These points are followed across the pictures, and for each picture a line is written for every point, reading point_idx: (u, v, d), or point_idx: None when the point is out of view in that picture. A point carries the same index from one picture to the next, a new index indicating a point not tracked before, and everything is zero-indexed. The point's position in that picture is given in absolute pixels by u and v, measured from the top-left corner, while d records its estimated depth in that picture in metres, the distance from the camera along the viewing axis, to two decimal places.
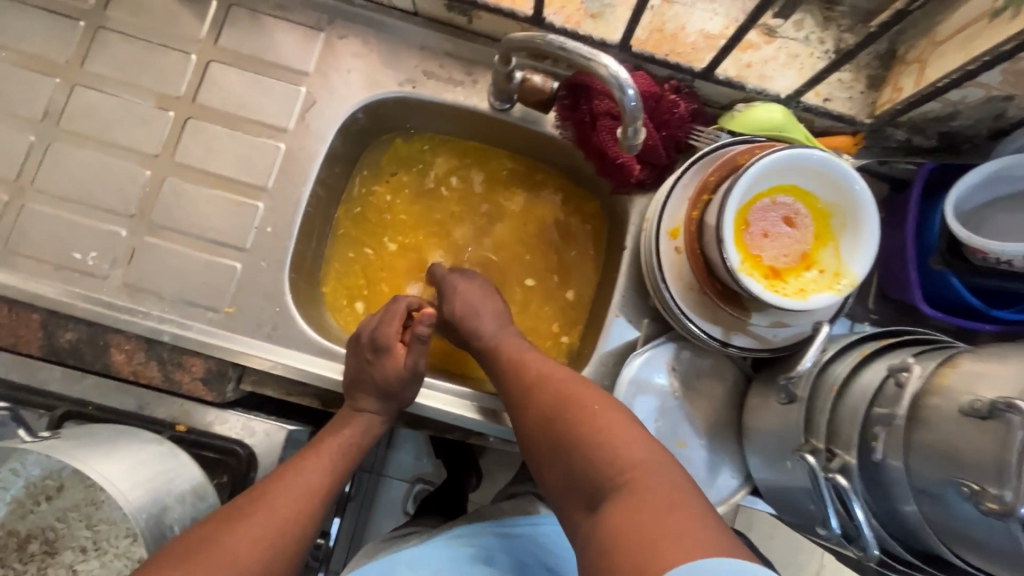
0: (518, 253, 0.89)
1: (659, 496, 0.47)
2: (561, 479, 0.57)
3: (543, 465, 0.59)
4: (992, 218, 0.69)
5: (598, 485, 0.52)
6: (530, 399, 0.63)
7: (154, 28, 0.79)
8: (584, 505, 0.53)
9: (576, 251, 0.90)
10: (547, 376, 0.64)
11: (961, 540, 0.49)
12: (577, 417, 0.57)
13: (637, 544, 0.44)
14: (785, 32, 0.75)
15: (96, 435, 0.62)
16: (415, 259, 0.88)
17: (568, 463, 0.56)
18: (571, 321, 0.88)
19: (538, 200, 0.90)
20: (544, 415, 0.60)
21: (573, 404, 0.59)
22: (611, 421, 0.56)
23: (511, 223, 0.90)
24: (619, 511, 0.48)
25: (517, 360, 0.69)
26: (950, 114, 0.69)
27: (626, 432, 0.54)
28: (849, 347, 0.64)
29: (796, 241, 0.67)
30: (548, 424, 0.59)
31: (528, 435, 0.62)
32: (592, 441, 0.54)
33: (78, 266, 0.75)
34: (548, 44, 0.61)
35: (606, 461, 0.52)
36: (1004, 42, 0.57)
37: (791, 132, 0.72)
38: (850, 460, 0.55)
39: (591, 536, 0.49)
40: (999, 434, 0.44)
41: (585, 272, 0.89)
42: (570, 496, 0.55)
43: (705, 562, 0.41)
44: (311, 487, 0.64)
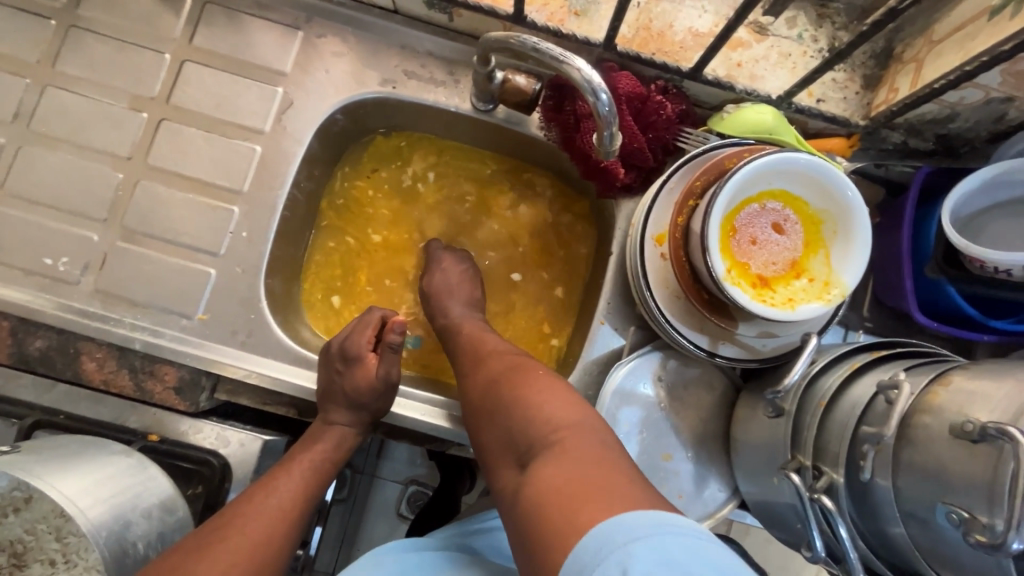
0: (505, 256, 0.87)
1: (586, 454, 0.47)
2: (497, 439, 0.56)
3: (482, 427, 0.59)
4: (990, 225, 0.66)
5: (529, 444, 0.51)
6: (480, 369, 0.64)
7: (127, 26, 0.77)
8: (514, 463, 0.52)
9: (564, 251, 0.87)
10: (503, 351, 0.65)
11: (950, 567, 0.47)
12: (519, 382, 0.57)
13: (565, 503, 0.43)
14: (778, 30, 0.72)
15: (62, 448, 0.61)
16: (398, 261, 0.87)
17: (504, 426, 0.55)
18: (561, 322, 0.86)
19: (524, 200, 0.88)
20: (490, 382, 0.60)
21: (519, 372, 0.59)
22: (548, 385, 0.55)
23: (497, 224, 0.87)
24: (548, 468, 0.47)
25: (476, 339, 0.70)
26: (948, 116, 0.66)
27: (562, 394, 0.54)
28: (840, 358, 0.62)
29: (785, 248, 0.65)
30: (492, 390, 0.59)
31: (472, 402, 0.62)
32: (528, 402, 0.54)
33: (49, 272, 0.74)
34: (522, 44, 0.59)
35: (538, 421, 0.52)
36: (1003, 42, 0.54)
37: (782, 134, 0.70)
38: (837, 478, 0.53)
39: (520, 493, 0.48)
40: (990, 459, 0.42)
41: (574, 271, 0.87)
42: (502, 454, 0.54)
43: (628, 515, 0.40)
44: (283, 509, 0.62)
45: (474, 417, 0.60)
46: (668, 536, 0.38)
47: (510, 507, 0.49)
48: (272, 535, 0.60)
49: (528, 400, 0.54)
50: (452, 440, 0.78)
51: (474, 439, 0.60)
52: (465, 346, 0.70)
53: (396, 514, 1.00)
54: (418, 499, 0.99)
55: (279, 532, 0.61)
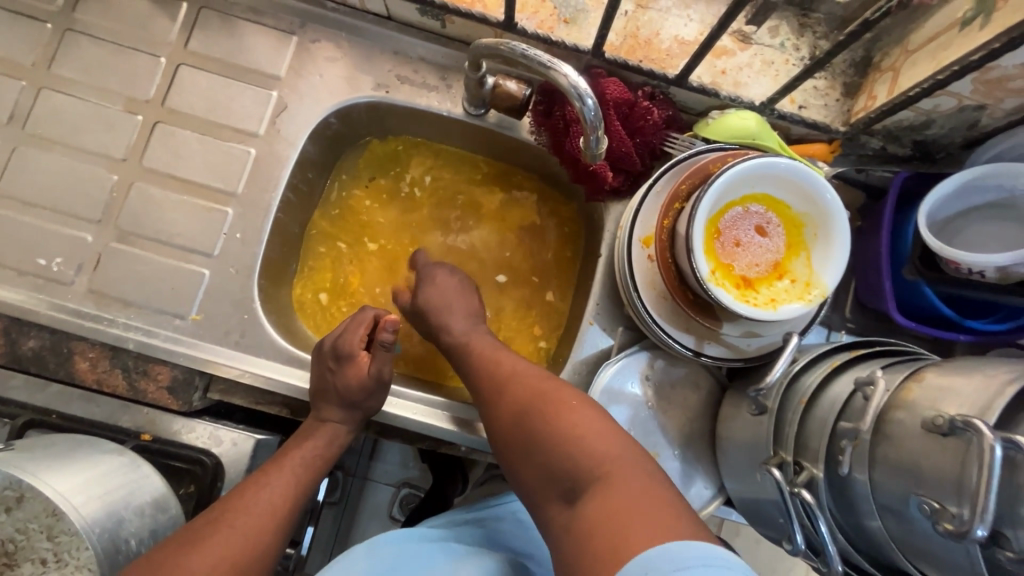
0: (496, 258, 0.89)
1: (631, 488, 0.48)
2: (535, 471, 0.57)
3: (517, 458, 0.59)
4: (965, 228, 0.68)
5: (572, 478, 0.52)
6: (504, 394, 0.64)
7: (123, 30, 0.78)
8: (558, 496, 0.53)
9: (554, 254, 0.89)
10: (525, 373, 0.65)
11: (922, 557, 0.48)
12: (550, 410, 0.58)
13: (614, 538, 0.45)
14: (761, 39, 0.74)
15: (54, 446, 0.62)
16: (392, 264, 0.88)
17: (541, 457, 0.56)
18: (551, 324, 0.87)
19: (515, 203, 0.89)
20: (518, 409, 0.61)
21: (548, 399, 0.59)
22: (582, 413, 0.56)
23: (488, 227, 0.89)
24: (595, 503, 0.49)
25: (491, 357, 0.70)
26: (924, 122, 0.68)
27: (599, 425, 0.55)
28: (820, 357, 0.64)
29: (768, 250, 0.67)
30: (522, 418, 0.60)
31: (502, 431, 0.62)
32: (568, 434, 0.55)
33: (42, 272, 0.74)
34: (512, 51, 0.61)
35: (578, 454, 0.53)
36: (973, 52, 0.57)
37: (765, 140, 0.72)
38: (817, 473, 0.55)
39: (569, 529, 0.50)
40: (959, 451, 0.43)
41: (564, 274, 0.88)
42: (543, 486, 0.56)
43: (676, 548, 0.41)
44: (274, 505, 0.63)
45: (507, 447, 0.61)
46: (713, 566, 0.40)
47: (558, 541, 0.51)
48: (265, 530, 0.61)
49: (565, 432, 0.55)
50: (443, 439, 0.79)
51: (509, 470, 0.61)
52: (478, 367, 0.70)
53: (389, 516, 1.01)
54: (410, 501, 1.01)
55: (271, 528, 0.61)
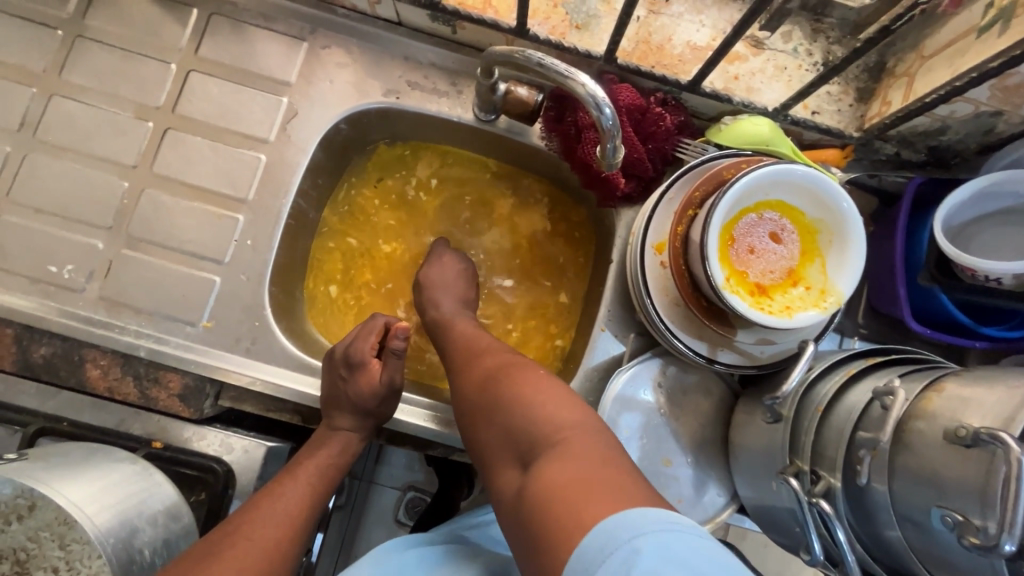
0: (507, 261, 0.88)
1: (589, 453, 0.48)
2: (494, 437, 0.56)
3: (478, 424, 0.59)
4: (980, 235, 0.68)
5: (531, 443, 0.52)
6: (475, 368, 0.64)
7: (134, 37, 0.78)
8: (515, 462, 0.53)
9: (566, 255, 0.88)
10: (495, 350, 0.65)
11: (944, 568, 0.48)
12: (517, 381, 0.57)
13: (570, 501, 0.44)
14: (773, 44, 0.74)
15: (67, 456, 0.61)
16: (403, 267, 0.88)
17: (502, 424, 0.56)
18: (565, 324, 0.87)
19: (525, 205, 0.89)
20: (486, 381, 0.61)
21: (517, 371, 0.59)
22: (547, 384, 0.56)
23: (498, 230, 0.89)
24: (551, 467, 0.48)
25: (470, 337, 0.70)
26: (939, 128, 0.68)
27: (563, 395, 0.55)
28: (836, 365, 0.63)
29: (782, 256, 0.66)
30: (489, 389, 0.59)
31: (467, 401, 0.62)
32: (528, 402, 0.55)
33: (53, 279, 0.74)
34: (527, 59, 0.61)
35: (540, 420, 0.53)
36: (992, 58, 0.56)
37: (778, 146, 0.71)
38: (835, 483, 0.55)
39: (524, 492, 0.49)
40: (982, 463, 0.43)
41: (576, 273, 0.88)
42: (501, 452, 0.55)
43: (633, 514, 0.41)
44: (290, 515, 0.63)
45: (469, 416, 0.61)
46: (671, 532, 0.40)
47: (512, 505, 0.50)
48: (281, 540, 0.60)
49: (529, 400, 0.55)
50: (454, 446, 0.78)
51: (469, 438, 0.61)
52: (458, 345, 0.70)
53: (395, 520, 1.00)
54: (416, 505, 1.00)
55: (287, 538, 0.61)
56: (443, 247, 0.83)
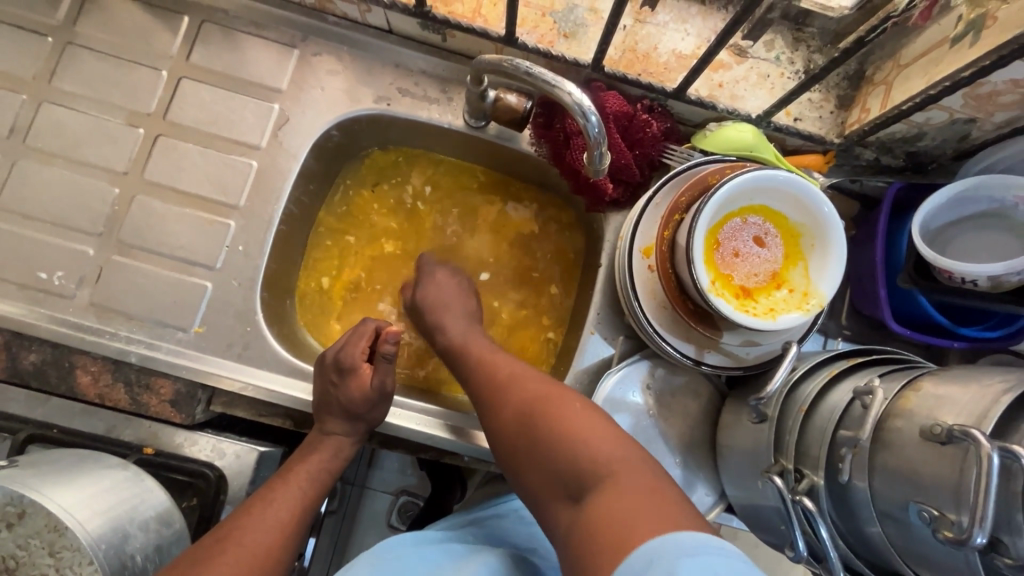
0: (497, 262, 0.90)
1: (636, 487, 0.49)
2: (537, 474, 0.57)
3: (517, 460, 0.60)
4: (957, 238, 0.70)
5: (578, 479, 0.53)
6: (502, 397, 0.64)
7: (124, 44, 0.78)
8: (563, 498, 0.54)
9: (556, 253, 0.90)
10: (519, 374, 0.66)
11: (922, 562, 0.49)
12: (552, 412, 0.58)
13: (619, 534, 0.46)
14: (756, 52, 0.75)
15: (58, 462, 0.61)
16: (395, 269, 0.89)
17: (544, 460, 0.57)
18: (559, 318, 0.88)
19: (514, 207, 0.90)
20: (518, 411, 0.61)
21: (547, 402, 0.59)
22: (585, 416, 0.57)
23: (489, 232, 0.90)
24: (602, 504, 0.49)
25: (486, 361, 0.70)
26: (916, 135, 0.70)
27: (604, 429, 0.56)
28: (818, 365, 0.65)
29: (766, 260, 0.68)
30: (523, 421, 0.60)
31: (502, 433, 0.62)
32: (570, 437, 0.55)
33: (43, 286, 0.74)
34: (515, 68, 0.62)
35: (583, 456, 0.54)
36: (964, 68, 0.58)
37: (761, 152, 0.73)
38: (817, 481, 0.56)
39: (575, 528, 0.50)
40: (957, 459, 0.44)
41: (566, 270, 0.89)
42: (547, 488, 0.56)
43: (681, 540, 0.43)
44: (281, 520, 0.63)
45: (507, 451, 0.61)
46: (716, 554, 0.42)
47: (564, 540, 0.51)
48: (272, 545, 0.61)
49: (569, 433, 0.56)
50: (446, 450, 0.79)
51: (509, 472, 0.61)
52: (477, 371, 0.70)
53: (387, 525, 1.00)
54: (409, 509, 1.00)
55: (278, 543, 0.62)
56: (432, 266, 0.83)
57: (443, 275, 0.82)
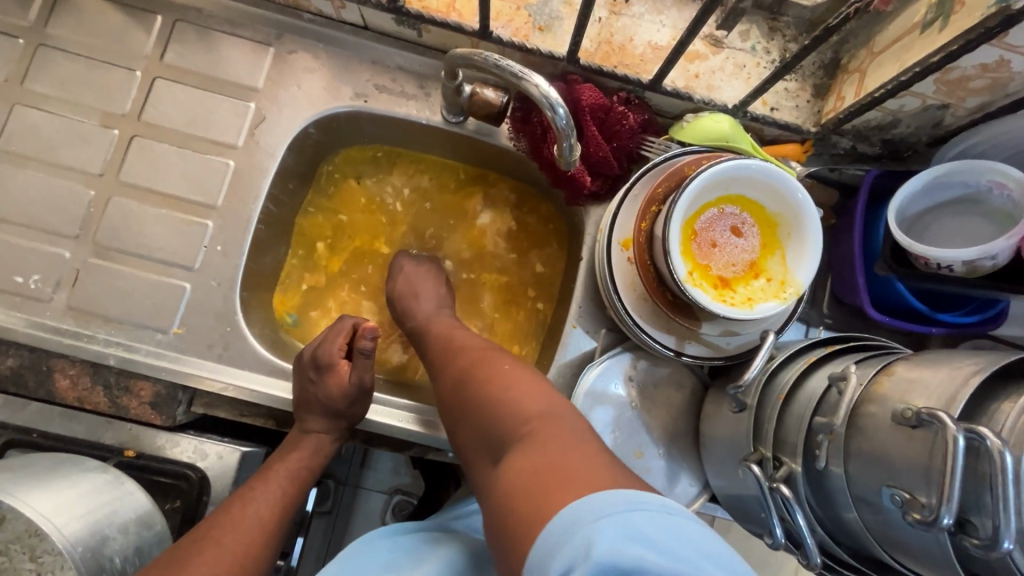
0: (480, 247, 0.90)
1: (555, 441, 0.50)
2: (472, 437, 0.59)
3: (458, 427, 0.62)
4: (932, 224, 0.70)
5: (504, 438, 0.54)
6: (451, 366, 0.67)
7: (97, 44, 0.78)
8: (490, 457, 0.55)
9: (540, 231, 0.90)
10: (469, 346, 0.68)
11: (896, 546, 0.50)
12: (488, 376, 0.60)
13: (536, 488, 0.46)
14: (732, 43, 0.75)
15: (34, 466, 0.61)
16: (378, 259, 0.89)
17: (477, 422, 0.58)
18: (547, 291, 0.89)
19: (494, 190, 0.90)
20: (460, 378, 0.64)
21: (487, 368, 0.62)
22: (516, 378, 0.59)
23: (471, 218, 0.90)
24: (519, 460, 0.50)
25: (447, 336, 0.72)
26: (891, 122, 0.70)
27: (532, 388, 0.57)
28: (797, 354, 0.65)
29: (744, 249, 0.68)
30: (463, 387, 0.62)
31: (447, 402, 0.65)
32: (500, 398, 0.57)
33: (20, 290, 0.74)
34: (484, 61, 0.62)
35: (510, 413, 0.55)
36: (933, 54, 0.58)
37: (738, 143, 0.73)
38: (795, 468, 0.56)
39: (495, 484, 0.51)
40: (927, 442, 0.45)
41: (550, 244, 0.90)
42: (478, 449, 0.57)
43: (596, 496, 0.42)
44: (262, 518, 0.63)
45: (451, 417, 0.63)
46: (635, 511, 0.41)
47: (486, 498, 0.52)
48: (251, 544, 0.61)
49: (501, 395, 0.57)
50: (430, 446, 0.78)
51: (453, 439, 0.63)
52: (435, 345, 0.72)
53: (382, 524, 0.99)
54: (403, 508, 0.99)
55: (257, 542, 0.61)
56: (402, 259, 0.84)
57: (420, 260, 0.83)
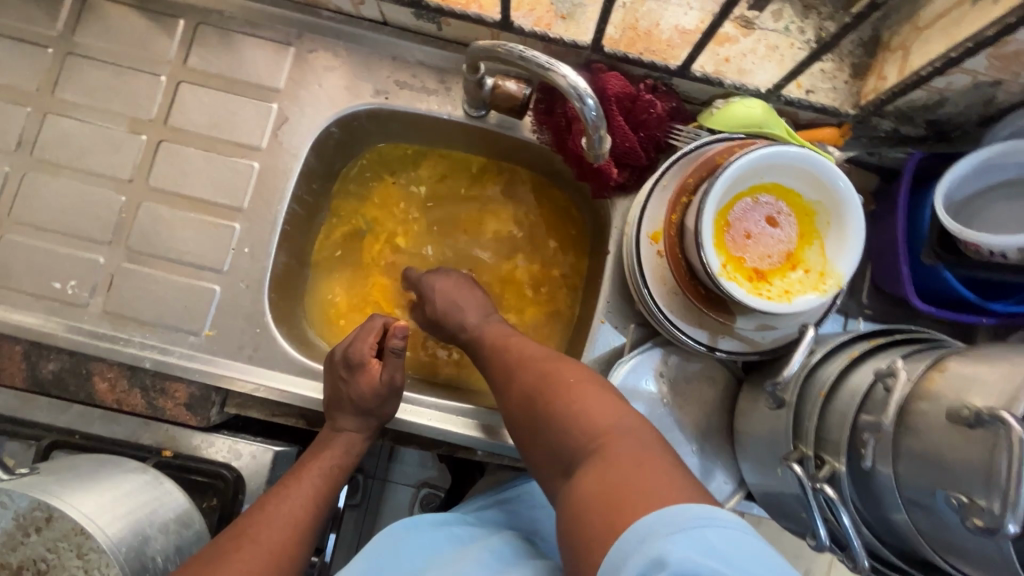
0: (503, 235, 0.89)
1: (627, 456, 0.49)
2: (542, 449, 0.59)
3: (525, 436, 0.61)
4: (982, 209, 0.66)
5: (574, 455, 0.54)
6: (513, 376, 0.65)
7: (123, 51, 0.78)
8: (563, 469, 0.55)
9: (561, 211, 0.89)
10: (529, 358, 0.66)
11: (950, 549, 0.47)
12: (554, 388, 0.59)
13: (604, 507, 0.46)
14: (764, 23, 0.72)
15: (76, 469, 0.62)
16: (402, 253, 0.88)
17: (546, 434, 0.58)
18: (573, 269, 0.88)
19: (514, 176, 0.89)
20: (525, 390, 0.63)
21: (552, 378, 0.60)
22: (585, 389, 0.58)
23: (492, 205, 0.89)
24: (590, 476, 0.50)
25: (502, 346, 0.70)
26: (937, 101, 0.66)
27: (602, 399, 0.57)
28: (838, 348, 0.62)
29: (780, 240, 0.65)
30: (527, 399, 0.62)
31: (512, 414, 0.64)
32: (568, 411, 0.56)
33: (58, 295, 0.75)
34: (508, 53, 0.60)
35: (579, 429, 0.54)
36: (987, 27, 0.54)
37: (772, 127, 0.70)
38: (839, 467, 0.54)
39: (565, 497, 0.51)
40: (987, 443, 0.42)
41: (574, 223, 0.88)
42: (549, 465, 0.57)
43: (672, 512, 0.42)
44: (296, 517, 0.64)
45: (518, 427, 0.63)
46: (712, 527, 0.41)
47: (558, 511, 0.52)
48: (286, 543, 0.61)
49: (568, 408, 0.57)
50: (459, 445, 0.78)
51: (520, 447, 0.63)
52: (492, 357, 0.70)
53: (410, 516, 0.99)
54: (431, 501, 0.99)
55: (292, 540, 0.62)
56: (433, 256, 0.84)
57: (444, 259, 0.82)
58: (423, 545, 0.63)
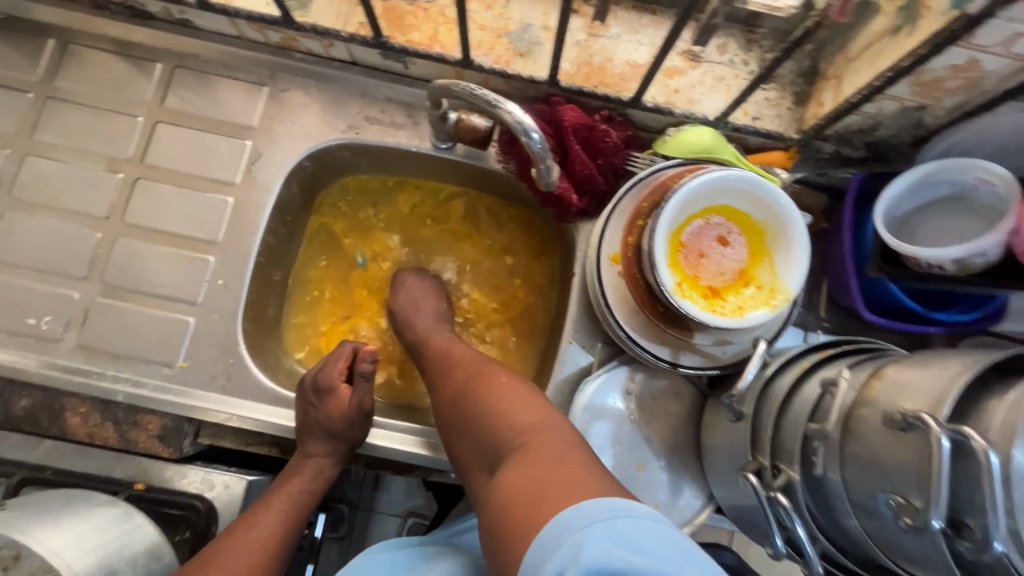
0: (474, 262, 0.92)
1: (549, 453, 0.52)
2: (469, 447, 0.61)
3: (455, 437, 0.64)
4: (920, 224, 0.70)
5: (499, 453, 0.56)
6: (447, 379, 0.69)
7: (102, 94, 0.82)
8: (488, 467, 0.58)
9: (529, 235, 0.92)
10: (468, 359, 0.70)
11: (897, 552, 0.49)
12: (485, 389, 0.62)
13: (524, 501, 0.48)
14: (710, 56, 0.77)
15: (39, 505, 0.61)
16: (377, 282, 0.92)
17: (478, 434, 0.60)
18: (542, 290, 0.90)
19: (483, 204, 0.92)
20: (458, 391, 0.66)
21: (481, 380, 0.64)
22: (511, 389, 0.61)
23: (462, 233, 0.92)
24: (512, 472, 0.52)
25: (443, 348, 0.75)
26: (872, 125, 0.71)
27: (527, 399, 0.60)
28: (792, 361, 0.65)
29: (732, 258, 0.68)
30: (459, 402, 0.64)
31: (444, 412, 0.67)
32: (495, 410, 0.59)
33: (32, 331, 0.77)
34: (462, 91, 0.64)
35: (503, 426, 0.57)
36: (903, 58, 0.59)
37: (721, 153, 0.75)
38: (793, 476, 0.56)
39: (491, 494, 0.53)
40: (918, 444, 0.44)
41: (541, 248, 0.91)
42: (475, 462, 0.60)
43: (584, 505, 0.44)
44: (263, 543, 0.64)
45: (449, 427, 0.65)
46: (622, 518, 0.44)
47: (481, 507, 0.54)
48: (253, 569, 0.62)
49: (495, 408, 0.59)
50: (433, 468, 0.79)
51: (449, 446, 0.65)
52: (434, 359, 0.75)
53: None
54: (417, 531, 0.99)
55: (259, 566, 0.63)
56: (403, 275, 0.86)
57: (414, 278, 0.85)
58: (398, 565, 0.63)
